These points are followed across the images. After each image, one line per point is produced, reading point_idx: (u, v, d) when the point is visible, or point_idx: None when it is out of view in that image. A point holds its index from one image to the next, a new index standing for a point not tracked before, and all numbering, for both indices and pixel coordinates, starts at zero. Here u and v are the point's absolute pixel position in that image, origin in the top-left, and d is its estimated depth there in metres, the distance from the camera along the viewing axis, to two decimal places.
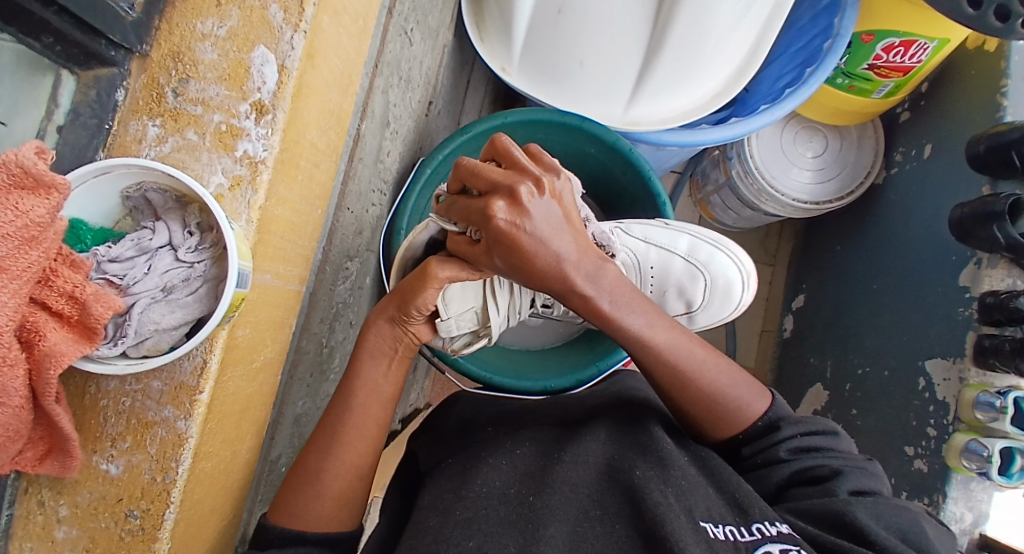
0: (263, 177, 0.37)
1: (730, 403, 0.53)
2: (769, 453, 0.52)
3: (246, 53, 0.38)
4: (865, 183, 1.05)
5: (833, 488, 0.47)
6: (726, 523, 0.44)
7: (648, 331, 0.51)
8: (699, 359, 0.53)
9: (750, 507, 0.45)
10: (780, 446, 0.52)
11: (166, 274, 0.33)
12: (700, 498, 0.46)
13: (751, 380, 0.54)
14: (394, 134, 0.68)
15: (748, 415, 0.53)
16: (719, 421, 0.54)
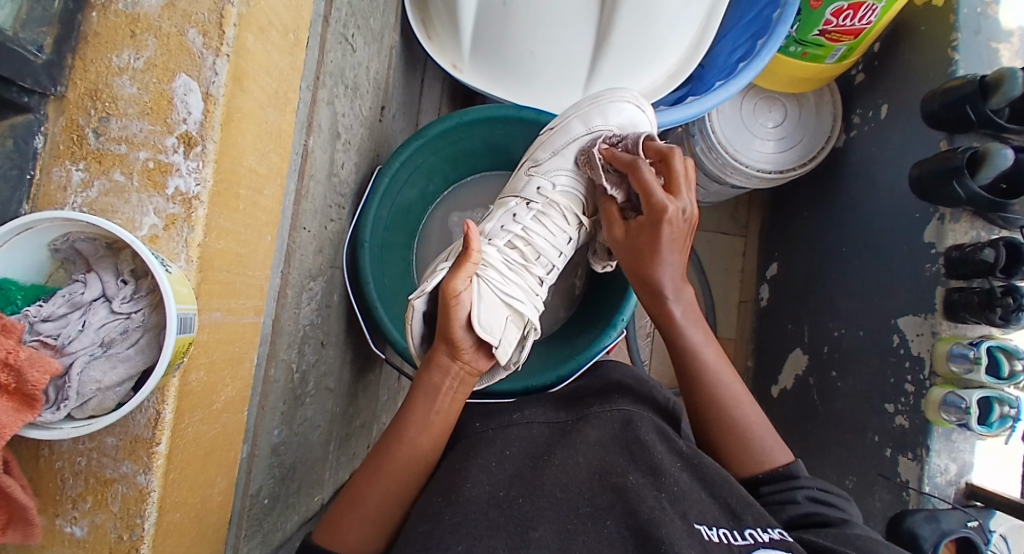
0: (199, 213, 0.36)
1: (756, 443, 0.56)
2: (786, 495, 0.52)
3: (168, 84, 0.36)
4: (826, 147, 1.05)
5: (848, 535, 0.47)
6: (720, 526, 0.44)
7: (702, 348, 0.59)
8: (737, 394, 0.57)
9: (744, 514, 0.46)
10: (798, 491, 0.52)
11: (103, 327, 0.31)
12: (692, 503, 0.45)
13: (777, 433, 0.57)
14: (346, 145, 0.66)
15: (770, 457, 0.55)
16: (748, 456, 0.55)
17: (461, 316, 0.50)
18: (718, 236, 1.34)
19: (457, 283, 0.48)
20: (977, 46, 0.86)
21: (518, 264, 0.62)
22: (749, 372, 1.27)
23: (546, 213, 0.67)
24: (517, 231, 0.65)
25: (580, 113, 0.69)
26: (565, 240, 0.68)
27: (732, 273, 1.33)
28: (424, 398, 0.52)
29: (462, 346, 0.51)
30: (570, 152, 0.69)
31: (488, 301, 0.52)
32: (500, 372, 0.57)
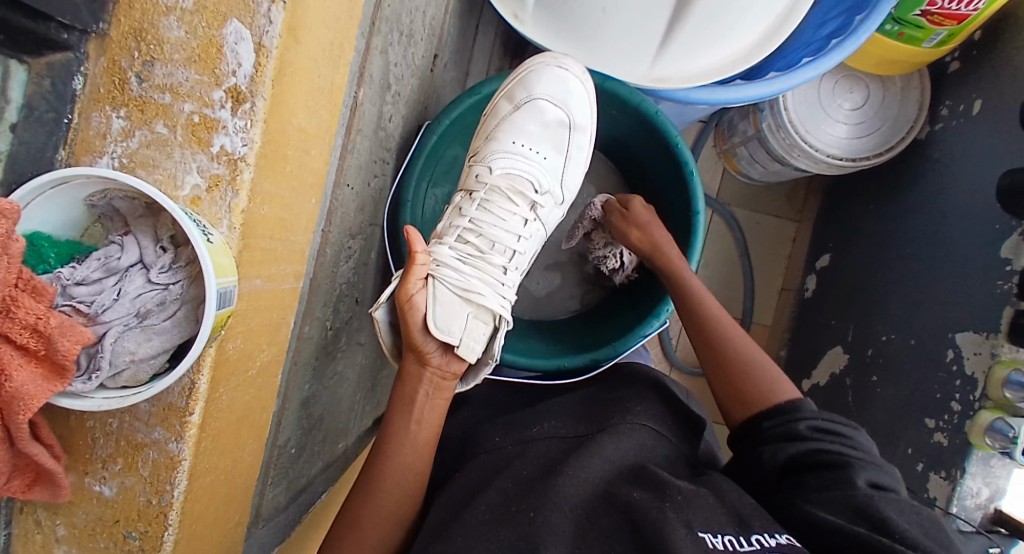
0: (244, 176, 0.33)
1: (761, 379, 0.57)
2: (790, 428, 0.52)
3: (217, 30, 0.33)
4: (907, 138, 0.96)
5: (850, 477, 0.46)
6: (725, 533, 0.41)
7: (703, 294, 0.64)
8: (738, 333, 0.61)
9: (752, 520, 0.43)
10: (801, 422, 0.52)
11: (139, 297, 0.29)
12: (698, 510, 0.43)
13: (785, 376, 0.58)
14: (395, 98, 0.62)
15: (773, 391, 0.56)
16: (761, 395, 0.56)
17: (418, 318, 0.45)
18: (769, 219, 1.27)
19: (408, 286, 0.44)
20: None
21: (476, 259, 0.50)
22: (780, 360, 1.24)
23: (488, 199, 0.54)
24: (465, 225, 0.52)
25: (504, 92, 0.59)
26: (520, 224, 0.54)
27: (778, 258, 1.27)
28: (401, 411, 0.47)
29: (426, 353, 0.46)
30: (503, 131, 0.57)
31: (448, 300, 0.46)
32: (484, 367, 0.49)
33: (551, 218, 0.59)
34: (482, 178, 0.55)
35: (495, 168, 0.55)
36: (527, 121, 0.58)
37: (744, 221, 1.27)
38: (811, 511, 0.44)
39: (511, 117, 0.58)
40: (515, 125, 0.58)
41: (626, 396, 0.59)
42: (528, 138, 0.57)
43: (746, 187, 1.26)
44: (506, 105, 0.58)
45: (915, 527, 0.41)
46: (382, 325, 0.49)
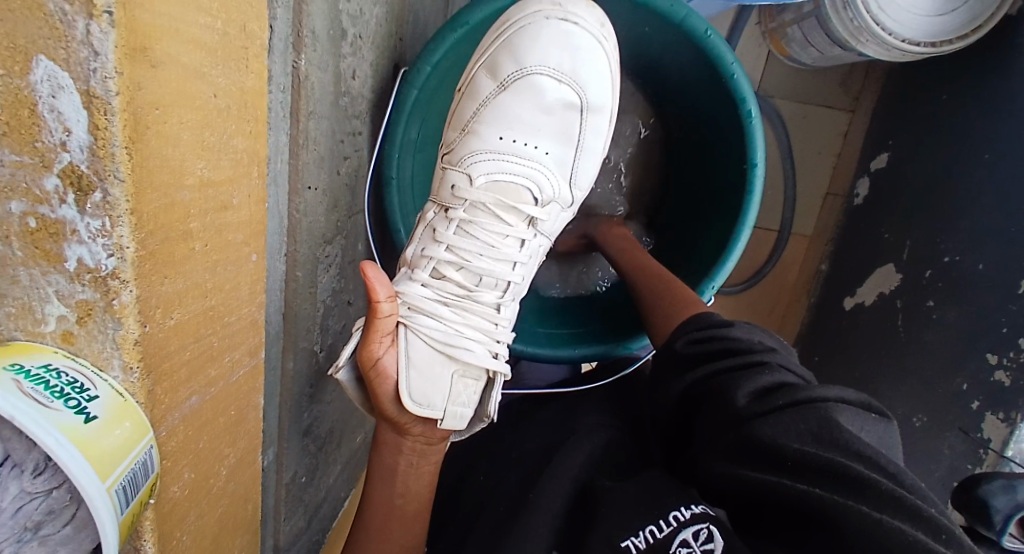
0: (126, 299, 0.22)
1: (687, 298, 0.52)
2: (671, 351, 0.46)
3: (20, 77, 0.20)
4: (955, 44, 0.78)
5: (731, 393, 0.38)
6: (643, 523, 0.36)
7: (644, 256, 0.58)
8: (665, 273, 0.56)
9: (666, 494, 0.38)
10: (678, 339, 0.46)
11: (23, 509, 0.21)
12: (620, 502, 0.38)
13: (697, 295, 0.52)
14: (357, 44, 0.47)
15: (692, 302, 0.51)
16: (673, 312, 0.51)
17: (389, 389, 0.36)
18: (819, 111, 1.09)
19: (371, 349, 0.34)
20: None
21: (460, 306, 0.40)
22: (820, 274, 1.16)
23: (471, 220, 0.42)
24: (441, 259, 0.41)
25: (486, 61, 0.44)
26: (514, 247, 0.43)
27: (826, 158, 1.12)
28: (381, 481, 0.39)
29: (405, 422, 0.38)
30: (487, 122, 0.43)
31: (427, 364, 0.37)
32: (477, 425, 0.41)
33: (556, 227, 0.46)
34: (461, 191, 0.42)
35: (476, 176, 0.42)
36: (517, 100, 0.43)
37: (789, 116, 1.10)
38: (715, 470, 0.37)
39: (496, 101, 0.43)
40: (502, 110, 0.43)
41: (614, 402, 0.54)
42: (524, 129, 0.43)
43: (793, 74, 1.07)
44: (491, 84, 0.43)
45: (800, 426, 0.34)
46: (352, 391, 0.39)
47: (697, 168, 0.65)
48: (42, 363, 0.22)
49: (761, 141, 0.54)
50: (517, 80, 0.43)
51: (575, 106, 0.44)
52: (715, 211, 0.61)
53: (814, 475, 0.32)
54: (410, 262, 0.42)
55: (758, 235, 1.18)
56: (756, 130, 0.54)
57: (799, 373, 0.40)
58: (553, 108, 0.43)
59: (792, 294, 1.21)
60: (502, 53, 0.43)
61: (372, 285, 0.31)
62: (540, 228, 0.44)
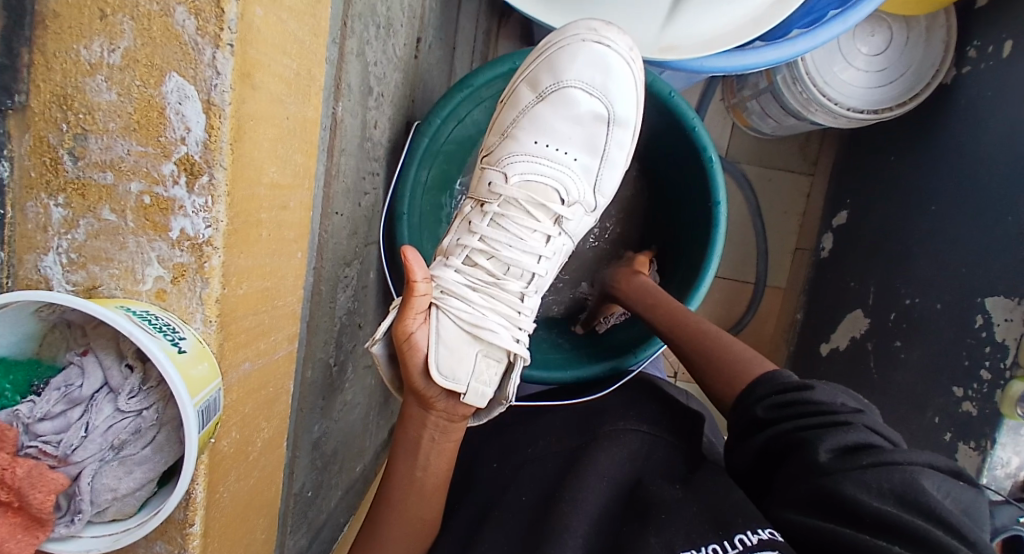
0: (214, 263, 0.28)
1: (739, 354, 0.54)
2: (748, 410, 0.49)
3: (156, 88, 0.27)
4: (895, 111, 0.90)
5: (811, 449, 0.42)
6: (706, 543, 0.39)
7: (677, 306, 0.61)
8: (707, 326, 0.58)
9: (733, 518, 0.40)
10: (756, 400, 0.49)
11: (111, 429, 0.25)
12: (678, 526, 0.41)
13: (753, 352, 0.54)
14: (379, 99, 0.56)
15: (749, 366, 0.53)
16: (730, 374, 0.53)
17: (419, 360, 0.42)
18: (782, 174, 1.21)
19: (406, 322, 0.40)
20: None
21: (488, 287, 0.46)
22: (795, 324, 1.22)
23: (504, 214, 0.49)
24: (477, 244, 0.48)
25: (527, 77, 0.54)
26: (540, 242, 0.50)
27: (791, 216, 1.23)
28: (403, 454, 0.46)
29: (429, 395, 0.43)
30: (524, 128, 0.52)
31: (455, 342, 0.42)
32: (496, 407, 0.46)
33: (578, 228, 0.54)
34: (498, 188, 0.50)
35: (511, 175, 0.51)
36: (552, 112, 0.52)
37: (755, 179, 1.21)
38: (792, 519, 0.40)
39: (533, 110, 0.53)
40: (539, 118, 0.53)
41: (625, 404, 0.56)
42: (556, 137, 0.52)
43: (755, 142, 1.20)
44: (532, 96, 0.53)
45: (882, 487, 0.38)
46: (381, 358, 0.45)
47: (667, 211, 0.74)
48: (142, 309, 0.27)
49: (722, 182, 0.63)
50: (552, 97, 0.53)
51: (603, 118, 0.53)
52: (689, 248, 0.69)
53: (898, 536, 0.36)
54: (447, 251, 0.49)
55: (735, 287, 1.26)
56: (717, 173, 0.63)
57: (883, 434, 0.43)
58: (584, 119, 0.53)
59: (771, 345, 1.27)
60: (542, 71, 0.53)
61: (411, 265, 0.38)
62: (565, 228, 0.52)
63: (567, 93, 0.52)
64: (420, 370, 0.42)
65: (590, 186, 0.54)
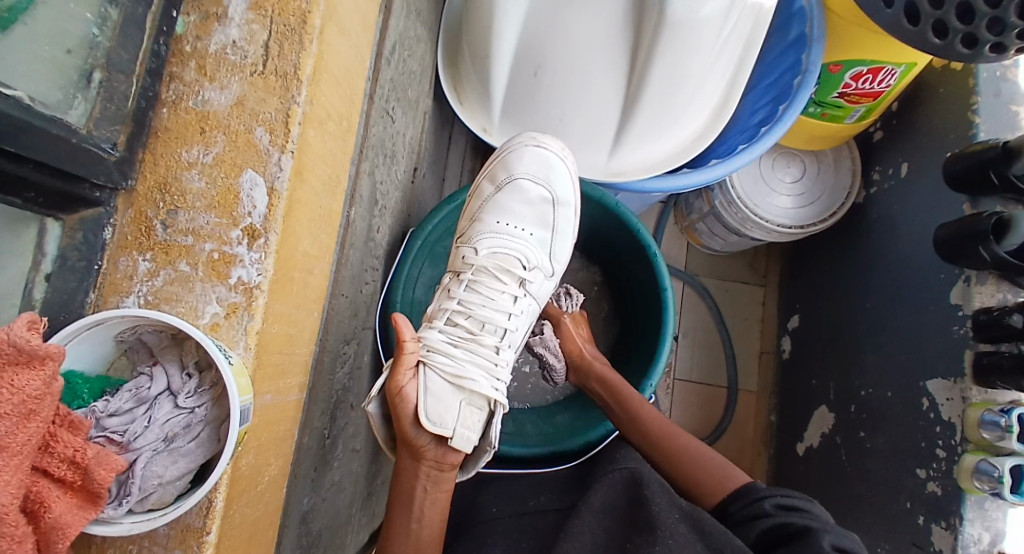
0: (259, 301, 0.37)
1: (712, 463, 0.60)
2: (756, 508, 0.52)
3: (235, 179, 0.38)
4: (819, 226, 1.05)
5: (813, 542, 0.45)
6: None
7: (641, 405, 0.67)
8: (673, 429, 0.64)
9: None
10: (765, 501, 0.52)
11: (167, 422, 0.32)
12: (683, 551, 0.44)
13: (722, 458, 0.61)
14: (382, 210, 0.68)
15: (725, 475, 0.59)
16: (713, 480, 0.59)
17: (409, 410, 0.48)
18: (739, 285, 1.34)
19: (397, 378, 0.48)
20: (1000, 109, 0.86)
21: (466, 341, 0.55)
22: (772, 426, 1.26)
23: (477, 280, 0.60)
24: (454, 307, 0.58)
25: (488, 172, 0.66)
26: (509, 301, 0.59)
27: (752, 323, 1.33)
28: (402, 507, 0.50)
29: (421, 445, 0.49)
30: (488, 212, 0.64)
31: (441, 391, 0.50)
32: (483, 455, 0.52)
33: (541, 290, 0.64)
34: (469, 259, 0.61)
35: (481, 248, 0.61)
36: (508, 197, 0.64)
37: (714, 290, 1.34)
38: None
39: (494, 198, 0.65)
40: (499, 204, 0.64)
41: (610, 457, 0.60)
42: (514, 217, 0.64)
43: (710, 257, 1.35)
44: (491, 187, 0.65)
45: None
46: (376, 419, 0.51)
47: (631, 300, 0.87)
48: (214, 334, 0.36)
49: (667, 274, 0.77)
50: (507, 185, 0.64)
51: (549, 199, 0.64)
52: (649, 325, 0.81)
53: None
54: (431, 315, 0.59)
55: (709, 392, 1.32)
56: (662, 266, 0.78)
57: None
58: (534, 202, 0.64)
59: (752, 448, 1.29)
60: (499, 163, 0.65)
61: (399, 326, 0.47)
62: (528, 288, 0.62)
63: (520, 181, 0.64)
64: (410, 423, 0.49)
65: (547, 255, 0.65)
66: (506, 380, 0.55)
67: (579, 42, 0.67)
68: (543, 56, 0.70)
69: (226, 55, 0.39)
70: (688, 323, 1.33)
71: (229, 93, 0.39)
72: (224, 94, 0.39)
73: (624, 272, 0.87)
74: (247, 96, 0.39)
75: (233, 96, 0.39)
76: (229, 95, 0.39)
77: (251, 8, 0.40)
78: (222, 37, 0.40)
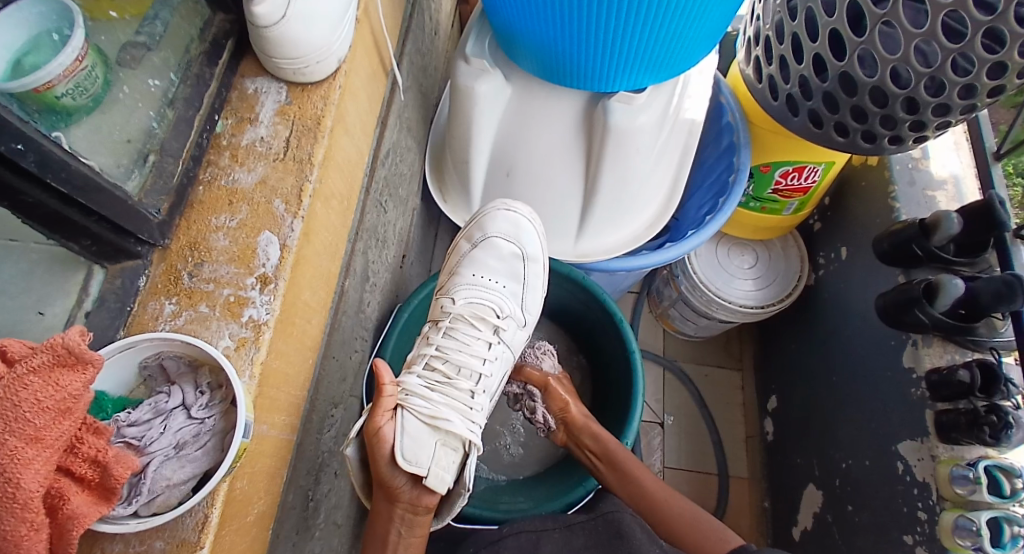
0: (266, 336, 0.43)
1: (703, 522, 0.64)
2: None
3: (254, 238, 0.46)
4: (779, 305, 1.13)
5: None
6: None
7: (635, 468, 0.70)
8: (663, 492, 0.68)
9: None
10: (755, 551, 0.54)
11: (179, 431, 0.38)
12: None
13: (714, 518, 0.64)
14: (373, 287, 0.76)
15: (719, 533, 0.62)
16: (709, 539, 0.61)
17: (386, 451, 0.52)
18: (715, 370, 1.39)
19: (376, 420, 0.51)
20: (915, 195, 0.98)
21: (442, 384, 0.62)
22: (766, 512, 1.24)
23: (454, 327, 0.68)
24: (432, 352, 0.65)
25: (465, 233, 0.76)
26: (484, 347, 0.67)
27: (733, 407, 1.36)
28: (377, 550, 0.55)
29: (396, 487, 0.53)
30: (465, 266, 0.73)
31: (416, 431, 0.54)
32: (457, 497, 0.56)
33: (514, 338, 0.72)
34: (447, 308, 0.69)
35: (459, 299, 0.70)
36: (482, 253, 0.73)
37: (693, 374, 1.39)
38: None
39: (470, 254, 0.73)
40: (475, 260, 0.73)
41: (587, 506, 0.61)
42: (488, 272, 0.72)
43: (686, 344, 1.41)
44: (468, 246, 0.74)
45: None
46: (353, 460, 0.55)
47: (603, 368, 0.93)
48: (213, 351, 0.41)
49: (633, 337, 0.84)
50: (481, 243, 0.73)
51: (520, 256, 0.73)
52: (620, 389, 0.87)
53: None
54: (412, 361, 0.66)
55: (698, 479, 1.30)
56: (628, 331, 0.85)
57: None
58: (505, 259, 0.73)
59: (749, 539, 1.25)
60: (474, 225, 0.74)
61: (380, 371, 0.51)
62: (501, 334, 0.70)
63: (493, 240, 0.73)
64: (388, 460, 0.52)
65: (519, 305, 0.73)
66: (479, 423, 0.61)
67: (541, 149, 0.80)
68: (513, 160, 0.82)
69: (255, 147, 0.50)
70: (672, 404, 1.35)
71: (254, 174, 0.49)
72: (250, 174, 0.49)
73: (597, 343, 0.94)
74: (269, 176, 0.48)
75: (257, 176, 0.49)
76: (254, 175, 0.49)
77: (277, 114, 0.51)
78: (252, 134, 0.50)
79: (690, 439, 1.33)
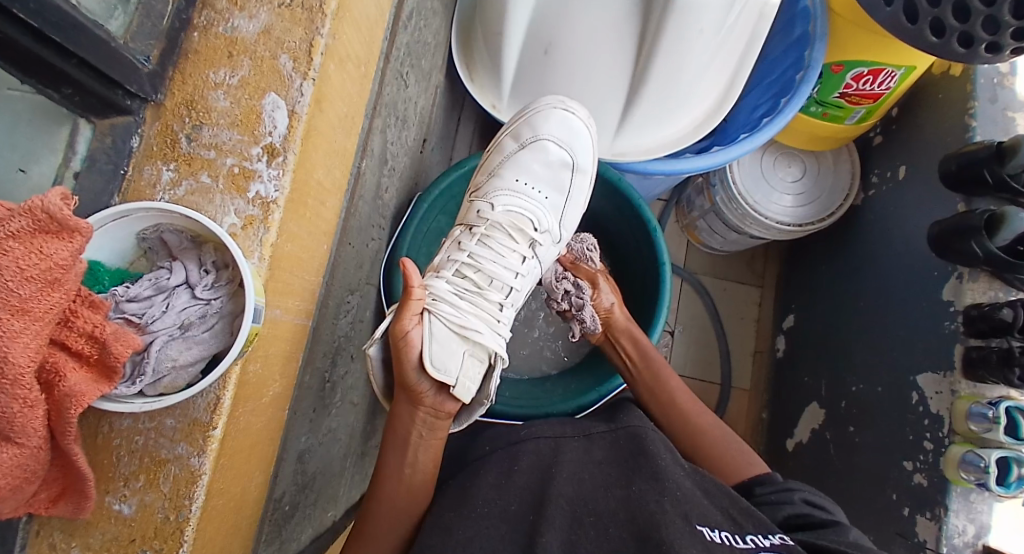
0: (275, 216, 0.39)
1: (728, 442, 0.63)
2: (782, 495, 0.54)
3: (258, 100, 0.40)
4: (818, 225, 1.07)
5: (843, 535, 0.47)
6: (722, 529, 0.42)
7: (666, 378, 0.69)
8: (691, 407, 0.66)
9: (745, 521, 0.44)
10: (794, 493, 0.53)
11: (184, 311, 0.35)
12: (695, 505, 0.43)
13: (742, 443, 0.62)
14: (391, 171, 0.70)
15: (746, 460, 0.60)
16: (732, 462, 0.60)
17: (414, 355, 0.50)
18: (736, 285, 1.36)
19: (403, 322, 0.49)
20: (994, 114, 0.87)
21: (471, 293, 0.58)
22: (763, 423, 1.26)
23: (490, 235, 0.64)
24: (464, 259, 0.61)
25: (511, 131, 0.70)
26: (518, 260, 0.63)
27: (748, 323, 1.34)
28: (395, 452, 0.53)
29: (421, 391, 0.51)
30: (507, 169, 0.68)
31: (446, 339, 0.52)
32: (478, 408, 0.56)
33: (546, 255, 0.69)
34: (485, 213, 0.65)
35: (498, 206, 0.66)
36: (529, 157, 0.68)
37: (712, 287, 1.36)
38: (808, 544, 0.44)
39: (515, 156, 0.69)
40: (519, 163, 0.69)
41: (606, 415, 0.59)
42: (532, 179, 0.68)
43: (709, 256, 1.36)
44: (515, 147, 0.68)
45: None
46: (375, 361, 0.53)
47: (626, 275, 0.90)
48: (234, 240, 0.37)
49: (665, 248, 0.80)
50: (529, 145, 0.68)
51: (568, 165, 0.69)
52: (644, 299, 0.85)
53: None
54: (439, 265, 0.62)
55: (703, 388, 1.32)
56: (660, 241, 0.81)
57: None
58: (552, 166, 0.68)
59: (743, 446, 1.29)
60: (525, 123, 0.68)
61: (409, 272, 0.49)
62: (535, 249, 0.66)
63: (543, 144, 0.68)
64: (415, 366, 0.51)
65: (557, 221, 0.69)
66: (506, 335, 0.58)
67: (588, 27, 0.69)
68: (554, 35, 0.71)
69: None
70: (685, 316, 1.34)
71: (257, 21, 0.41)
72: (252, 22, 0.41)
73: (622, 250, 0.89)
74: (274, 26, 0.41)
75: (260, 25, 0.41)
76: (256, 24, 0.41)
77: None
78: None
79: (700, 350, 1.33)
